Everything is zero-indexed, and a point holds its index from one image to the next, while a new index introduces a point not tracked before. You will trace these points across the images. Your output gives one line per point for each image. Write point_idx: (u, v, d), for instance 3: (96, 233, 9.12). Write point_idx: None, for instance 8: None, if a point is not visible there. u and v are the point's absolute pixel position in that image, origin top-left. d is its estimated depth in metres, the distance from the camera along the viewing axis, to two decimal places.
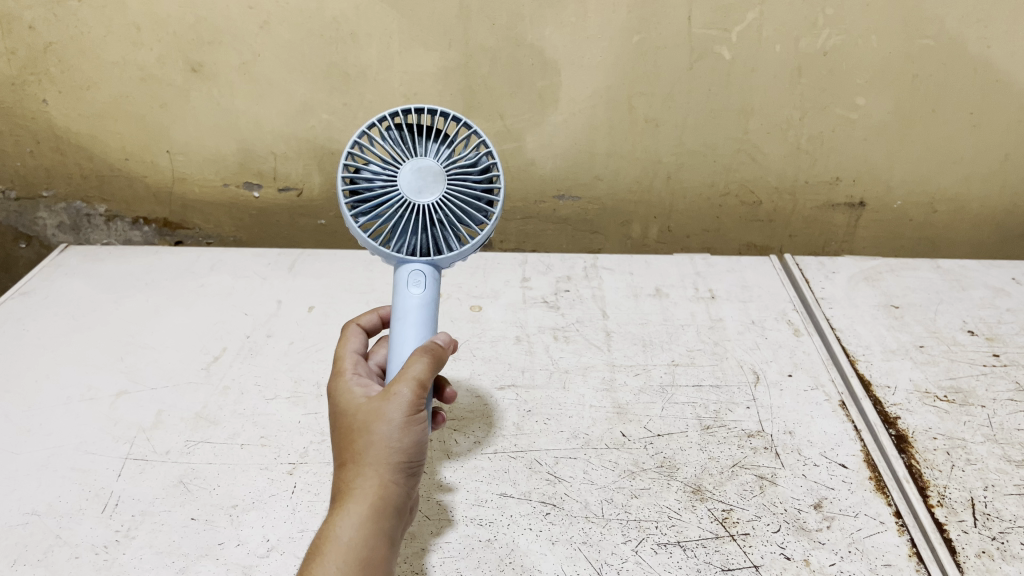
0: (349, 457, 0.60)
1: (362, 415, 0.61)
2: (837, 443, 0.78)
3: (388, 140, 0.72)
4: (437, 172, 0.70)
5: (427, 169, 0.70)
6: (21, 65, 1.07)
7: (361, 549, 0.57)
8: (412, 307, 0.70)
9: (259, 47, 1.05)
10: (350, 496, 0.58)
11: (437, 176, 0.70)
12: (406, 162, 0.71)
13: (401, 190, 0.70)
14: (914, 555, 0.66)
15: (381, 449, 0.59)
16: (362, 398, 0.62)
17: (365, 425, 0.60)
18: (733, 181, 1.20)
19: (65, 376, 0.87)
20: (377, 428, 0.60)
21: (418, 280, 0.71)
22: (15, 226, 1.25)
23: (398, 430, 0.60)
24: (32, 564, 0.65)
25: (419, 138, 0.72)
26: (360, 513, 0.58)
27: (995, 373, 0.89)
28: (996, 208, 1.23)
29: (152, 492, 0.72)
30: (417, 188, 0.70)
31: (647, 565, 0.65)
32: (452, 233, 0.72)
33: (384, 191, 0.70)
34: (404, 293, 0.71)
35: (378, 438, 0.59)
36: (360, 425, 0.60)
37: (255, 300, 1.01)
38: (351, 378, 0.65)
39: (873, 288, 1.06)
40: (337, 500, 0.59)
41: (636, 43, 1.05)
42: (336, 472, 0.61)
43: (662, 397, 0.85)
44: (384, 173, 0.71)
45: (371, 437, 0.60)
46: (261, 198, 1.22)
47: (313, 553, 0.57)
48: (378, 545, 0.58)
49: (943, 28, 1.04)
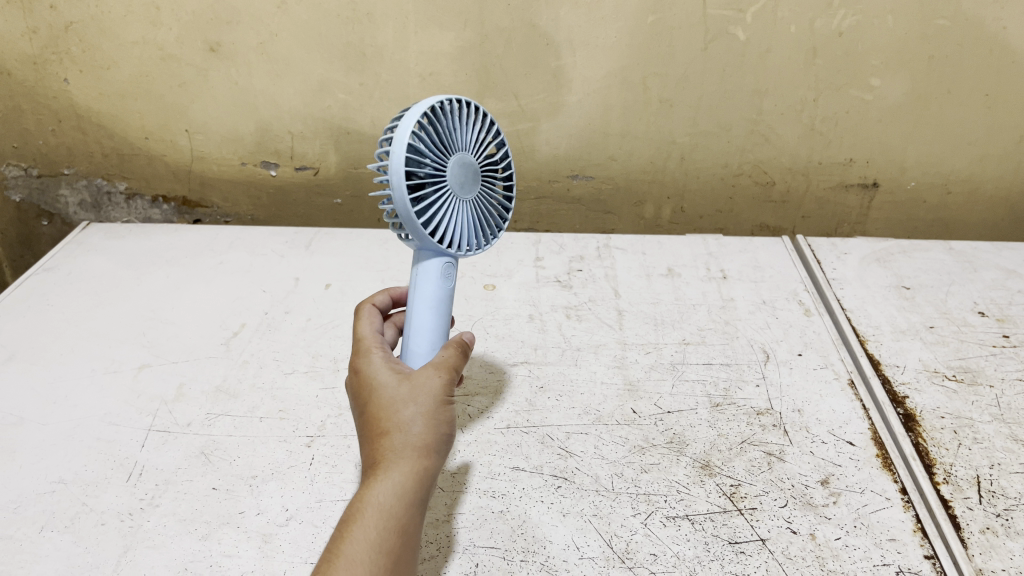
0: (386, 429, 0.61)
1: (404, 392, 0.62)
2: (846, 421, 0.79)
3: (442, 124, 0.65)
4: (475, 171, 0.69)
5: (469, 166, 0.68)
6: (42, 44, 1.08)
7: (400, 515, 0.57)
8: (439, 298, 0.72)
9: (276, 27, 1.06)
10: (391, 465, 0.59)
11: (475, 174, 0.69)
12: (454, 154, 0.66)
13: (451, 184, 0.66)
14: (919, 530, 0.67)
15: (418, 423, 0.61)
16: (399, 377, 0.64)
17: (407, 400, 0.62)
18: (747, 162, 1.21)
19: (89, 350, 0.89)
20: (416, 404, 0.62)
21: (449, 274, 0.72)
22: (37, 204, 1.27)
23: (436, 409, 0.62)
24: (59, 530, 0.67)
25: (462, 127, 0.67)
26: (403, 482, 0.58)
27: (1004, 354, 0.90)
28: (1010, 190, 1.23)
29: (175, 462, 0.74)
30: (461, 187, 0.68)
31: (656, 538, 0.67)
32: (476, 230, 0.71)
33: (437, 193, 0.66)
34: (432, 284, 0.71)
35: (421, 414, 0.61)
36: (400, 401, 0.62)
37: (273, 277, 1.03)
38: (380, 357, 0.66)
39: (884, 269, 1.06)
40: (374, 469, 0.59)
41: (650, 24, 1.06)
42: (367, 446, 0.62)
43: (673, 375, 0.86)
44: (436, 162, 0.65)
45: (413, 412, 0.61)
46: (277, 177, 1.23)
47: (351, 516, 0.56)
48: (414, 517, 0.58)
49: (959, 9, 1.04)
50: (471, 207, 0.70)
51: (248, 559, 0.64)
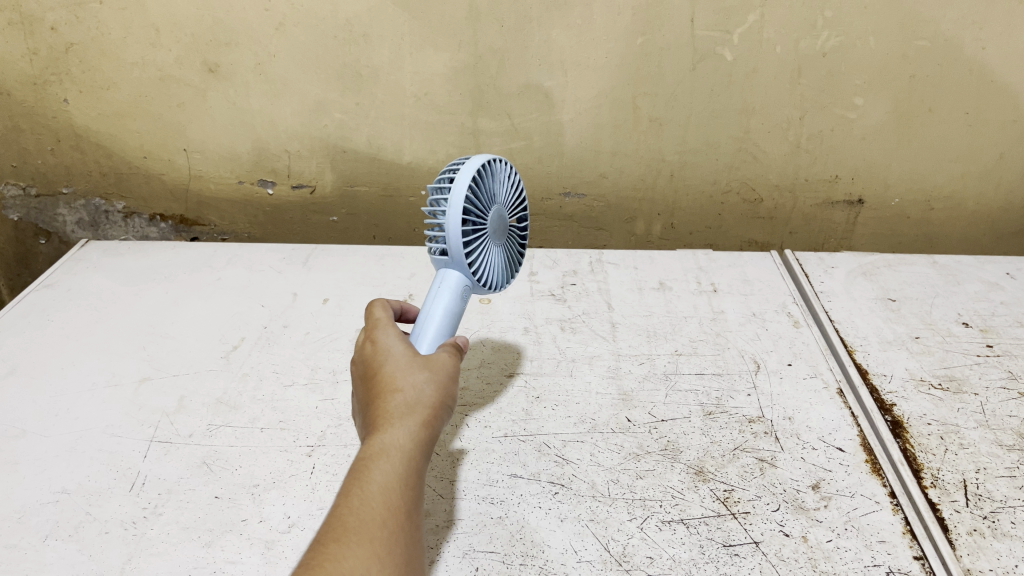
0: (395, 389, 0.64)
1: (414, 362, 0.66)
2: (835, 428, 0.81)
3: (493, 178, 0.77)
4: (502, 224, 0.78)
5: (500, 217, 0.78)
6: (43, 65, 1.10)
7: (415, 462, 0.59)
8: (451, 311, 0.74)
9: (275, 48, 1.08)
10: (403, 415, 0.62)
11: (502, 228, 0.79)
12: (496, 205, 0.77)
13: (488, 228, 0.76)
14: (908, 532, 0.69)
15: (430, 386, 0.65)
16: (408, 351, 0.68)
17: (416, 367, 0.66)
18: (735, 179, 1.24)
19: (90, 365, 0.90)
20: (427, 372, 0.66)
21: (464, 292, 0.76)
22: (35, 222, 1.28)
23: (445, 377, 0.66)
24: (63, 539, 0.68)
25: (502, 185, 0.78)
26: (416, 433, 0.61)
27: (988, 363, 0.92)
28: (992, 205, 1.26)
29: (178, 472, 0.75)
30: (491, 234, 0.77)
31: (652, 541, 0.68)
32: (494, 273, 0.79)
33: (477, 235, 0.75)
34: (444, 289, 0.75)
35: (430, 376, 0.65)
36: (409, 367, 0.66)
37: (271, 292, 1.04)
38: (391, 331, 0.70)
39: (870, 282, 1.09)
40: (386, 418, 0.62)
41: (640, 45, 1.08)
42: (372, 406, 0.64)
43: (666, 384, 0.88)
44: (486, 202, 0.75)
45: (422, 376, 0.65)
46: (274, 195, 1.25)
47: (369, 457, 0.58)
48: (426, 464, 0.61)
49: (939, 31, 1.07)
50: (496, 251, 0.79)
51: (252, 565, 0.65)
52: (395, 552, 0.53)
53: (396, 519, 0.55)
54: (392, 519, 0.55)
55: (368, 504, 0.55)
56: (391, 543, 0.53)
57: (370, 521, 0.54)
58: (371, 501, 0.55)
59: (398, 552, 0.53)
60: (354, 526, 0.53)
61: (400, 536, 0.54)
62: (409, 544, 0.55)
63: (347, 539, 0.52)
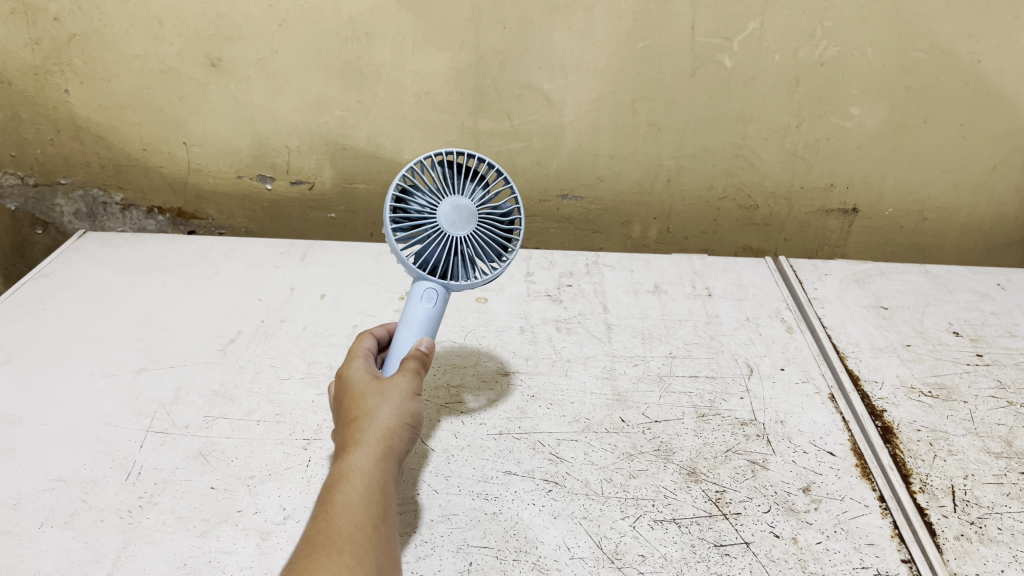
0: (356, 416, 0.65)
1: (375, 384, 0.68)
2: (826, 432, 0.82)
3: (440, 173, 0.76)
4: (471, 212, 0.76)
5: (463, 207, 0.75)
6: (45, 55, 1.10)
7: (379, 478, 0.60)
8: (424, 320, 0.76)
9: (276, 44, 1.09)
10: (364, 438, 0.63)
11: (471, 216, 0.76)
12: (445, 198, 0.76)
13: (438, 221, 0.75)
14: (896, 536, 0.70)
15: (389, 406, 0.66)
16: (370, 376, 0.69)
17: (376, 390, 0.67)
18: (731, 185, 1.25)
19: (86, 354, 0.90)
20: (387, 391, 0.67)
21: (433, 296, 0.76)
22: (32, 212, 1.28)
23: (406, 394, 0.67)
24: (59, 526, 0.68)
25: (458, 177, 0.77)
26: (376, 451, 0.62)
27: (978, 371, 0.93)
28: (983, 217, 1.28)
29: (175, 462, 0.75)
30: (451, 227, 0.75)
31: (644, 540, 0.69)
32: (469, 263, 0.77)
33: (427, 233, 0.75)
34: (414, 305, 0.76)
35: (389, 397, 0.66)
36: (368, 393, 0.67)
37: (269, 287, 1.04)
38: (358, 360, 0.71)
39: (863, 289, 1.10)
40: (348, 444, 0.63)
41: (640, 50, 1.09)
42: (338, 437, 0.65)
43: (660, 386, 0.88)
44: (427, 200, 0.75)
45: (380, 397, 0.66)
46: (273, 190, 1.26)
47: (333, 482, 0.60)
48: (392, 480, 0.62)
49: (935, 43, 1.09)
50: (471, 241, 0.77)
51: (246, 555, 0.66)
52: (365, 562, 0.54)
53: (363, 532, 0.56)
54: (359, 534, 0.56)
55: (335, 523, 0.56)
56: (360, 556, 0.54)
57: (337, 537, 0.55)
58: (338, 521, 0.56)
59: (368, 562, 0.54)
60: (323, 544, 0.54)
61: (369, 547, 0.55)
62: (380, 554, 0.56)
63: (317, 557, 0.53)
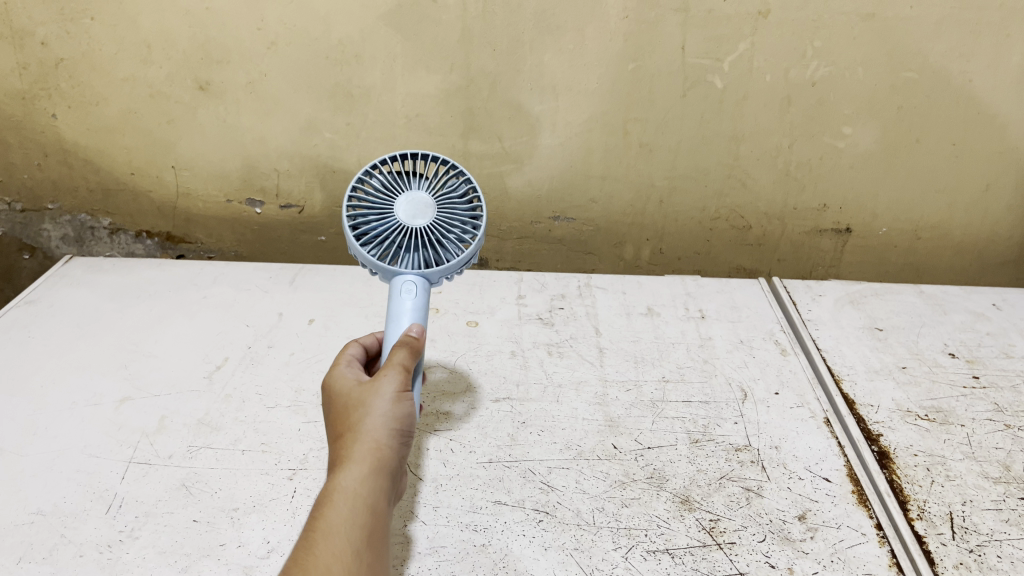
0: (345, 431, 0.64)
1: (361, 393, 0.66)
2: (822, 458, 0.81)
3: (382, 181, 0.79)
4: (425, 202, 0.78)
5: (415, 201, 0.78)
6: (32, 80, 1.09)
7: (366, 497, 0.60)
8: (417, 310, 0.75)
9: (266, 66, 1.08)
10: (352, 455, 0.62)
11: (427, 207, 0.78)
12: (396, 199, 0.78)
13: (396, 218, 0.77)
14: (894, 565, 0.69)
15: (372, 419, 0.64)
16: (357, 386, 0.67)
17: (360, 402, 0.65)
18: (724, 206, 1.24)
19: (71, 382, 0.89)
20: (371, 403, 0.65)
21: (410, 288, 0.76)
22: (19, 237, 1.27)
23: (389, 404, 0.65)
24: (37, 561, 0.66)
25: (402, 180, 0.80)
26: (363, 468, 0.61)
27: (975, 394, 0.92)
28: (977, 235, 1.27)
29: (156, 494, 0.74)
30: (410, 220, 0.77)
31: (637, 571, 0.67)
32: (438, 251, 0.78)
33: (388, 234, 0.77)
34: (397, 300, 0.76)
35: (373, 406, 0.65)
36: (355, 404, 0.65)
37: (257, 312, 1.03)
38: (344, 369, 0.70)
39: (858, 310, 1.09)
40: (335, 462, 0.62)
41: (631, 71, 1.09)
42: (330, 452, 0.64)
43: (652, 411, 0.87)
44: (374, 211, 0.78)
45: (367, 409, 0.64)
46: (262, 214, 1.25)
47: (318, 504, 0.59)
48: (381, 497, 0.61)
49: (928, 62, 1.08)
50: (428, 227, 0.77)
51: None
52: None
53: (346, 557, 0.55)
54: (342, 559, 0.55)
55: (317, 549, 0.55)
56: None
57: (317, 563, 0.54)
58: (318, 547, 0.55)
59: None
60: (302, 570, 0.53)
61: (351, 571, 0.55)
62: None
63: None
